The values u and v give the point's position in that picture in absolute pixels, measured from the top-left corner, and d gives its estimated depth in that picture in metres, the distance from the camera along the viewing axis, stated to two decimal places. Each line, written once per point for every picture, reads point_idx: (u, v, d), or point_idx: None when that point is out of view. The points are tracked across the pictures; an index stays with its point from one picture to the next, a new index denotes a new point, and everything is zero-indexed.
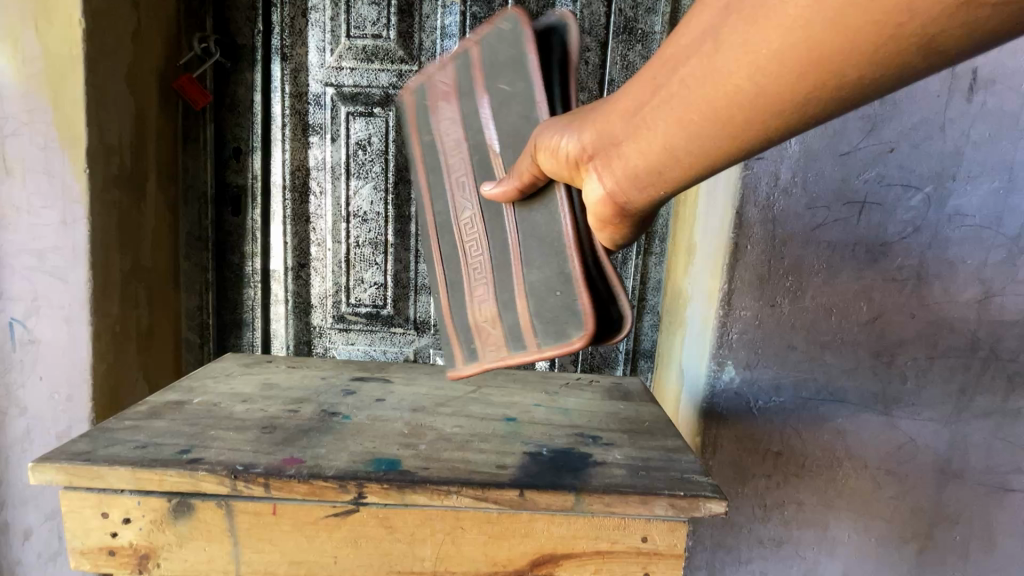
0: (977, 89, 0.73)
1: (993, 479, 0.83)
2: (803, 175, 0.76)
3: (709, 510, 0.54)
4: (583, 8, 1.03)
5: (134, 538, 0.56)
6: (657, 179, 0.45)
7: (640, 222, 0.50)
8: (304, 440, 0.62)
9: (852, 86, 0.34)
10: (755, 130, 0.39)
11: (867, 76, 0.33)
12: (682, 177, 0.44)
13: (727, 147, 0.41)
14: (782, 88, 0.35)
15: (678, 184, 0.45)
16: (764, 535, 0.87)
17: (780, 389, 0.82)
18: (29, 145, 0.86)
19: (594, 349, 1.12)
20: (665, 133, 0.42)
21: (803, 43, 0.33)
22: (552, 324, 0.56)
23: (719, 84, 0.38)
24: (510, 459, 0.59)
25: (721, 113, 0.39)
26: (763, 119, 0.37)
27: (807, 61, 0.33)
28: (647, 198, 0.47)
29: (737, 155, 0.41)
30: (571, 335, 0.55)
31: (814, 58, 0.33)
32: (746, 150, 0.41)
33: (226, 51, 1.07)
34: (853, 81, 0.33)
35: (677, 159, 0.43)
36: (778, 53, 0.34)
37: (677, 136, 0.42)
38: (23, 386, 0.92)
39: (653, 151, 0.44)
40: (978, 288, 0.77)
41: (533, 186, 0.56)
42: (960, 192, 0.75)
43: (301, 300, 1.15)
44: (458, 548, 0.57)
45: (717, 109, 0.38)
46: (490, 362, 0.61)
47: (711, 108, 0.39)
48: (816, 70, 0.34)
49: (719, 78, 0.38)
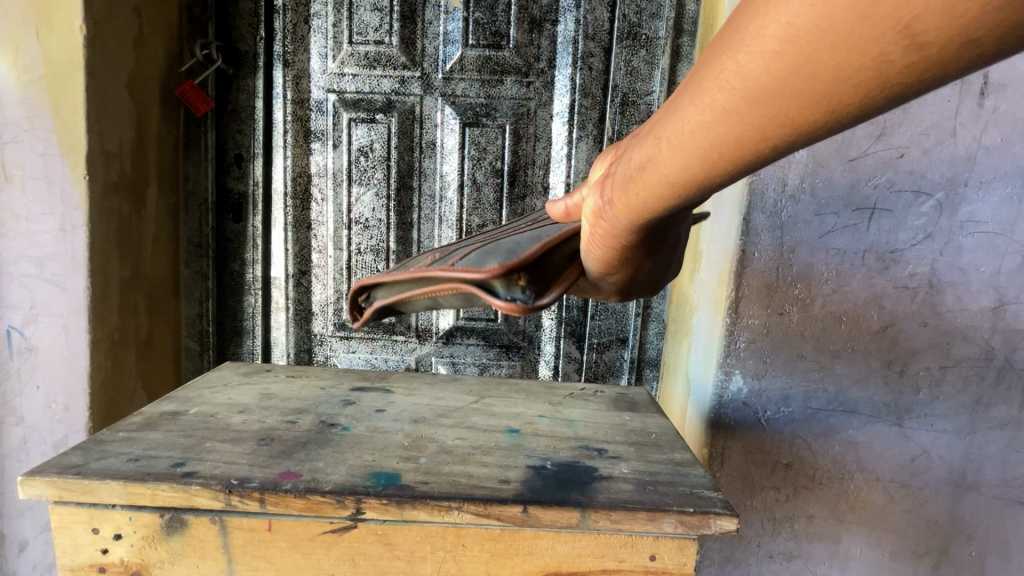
0: (988, 93, 0.71)
1: (1011, 493, 0.80)
2: (812, 181, 0.75)
3: (720, 528, 0.52)
4: (587, 14, 1.03)
5: (126, 555, 0.55)
6: (636, 181, 0.37)
7: (628, 243, 0.42)
8: (301, 452, 0.60)
9: (844, 86, 0.23)
10: (733, 136, 0.29)
11: (855, 74, 0.23)
12: (662, 191, 0.36)
13: (700, 154, 0.32)
14: (756, 78, 0.26)
15: (660, 199, 0.36)
16: (774, 550, 0.84)
17: (790, 399, 0.80)
18: (29, 152, 0.85)
19: (598, 358, 1.10)
20: (656, 135, 0.35)
21: (776, 23, 0.24)
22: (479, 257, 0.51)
23: (703, 76, 0.30)
24: (513, 474, 0.58)
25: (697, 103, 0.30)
26: (742, 121, 0.28)
27: (782, 43, 0.24)
28: (629, 211, 0.39)
29: (717, 168, 0.32)
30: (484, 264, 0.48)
31: (790, 43, 0.24)
32: (727, 162, 0.31)
33: (228, 57, 1.06)
34: (838, 77, 0.23)
35: (654, 159, 0.35)
36: (755, 32, 0.25)
37: (662, 129, 0.34)
38: (20, 395, 0.91)
39: (642, 148, 0.37)
40: (992, 296, 0.75)
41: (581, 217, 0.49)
42: (973, 198, 0.73)
43: (302, 307, 1.14)
44: (459, 565, 0.55)
45: (695, 106, 0.30)
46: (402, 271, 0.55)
47: (692, 105, 0.31)
48: (791, 57, 0.24)
49: (704, 60, 0.30)
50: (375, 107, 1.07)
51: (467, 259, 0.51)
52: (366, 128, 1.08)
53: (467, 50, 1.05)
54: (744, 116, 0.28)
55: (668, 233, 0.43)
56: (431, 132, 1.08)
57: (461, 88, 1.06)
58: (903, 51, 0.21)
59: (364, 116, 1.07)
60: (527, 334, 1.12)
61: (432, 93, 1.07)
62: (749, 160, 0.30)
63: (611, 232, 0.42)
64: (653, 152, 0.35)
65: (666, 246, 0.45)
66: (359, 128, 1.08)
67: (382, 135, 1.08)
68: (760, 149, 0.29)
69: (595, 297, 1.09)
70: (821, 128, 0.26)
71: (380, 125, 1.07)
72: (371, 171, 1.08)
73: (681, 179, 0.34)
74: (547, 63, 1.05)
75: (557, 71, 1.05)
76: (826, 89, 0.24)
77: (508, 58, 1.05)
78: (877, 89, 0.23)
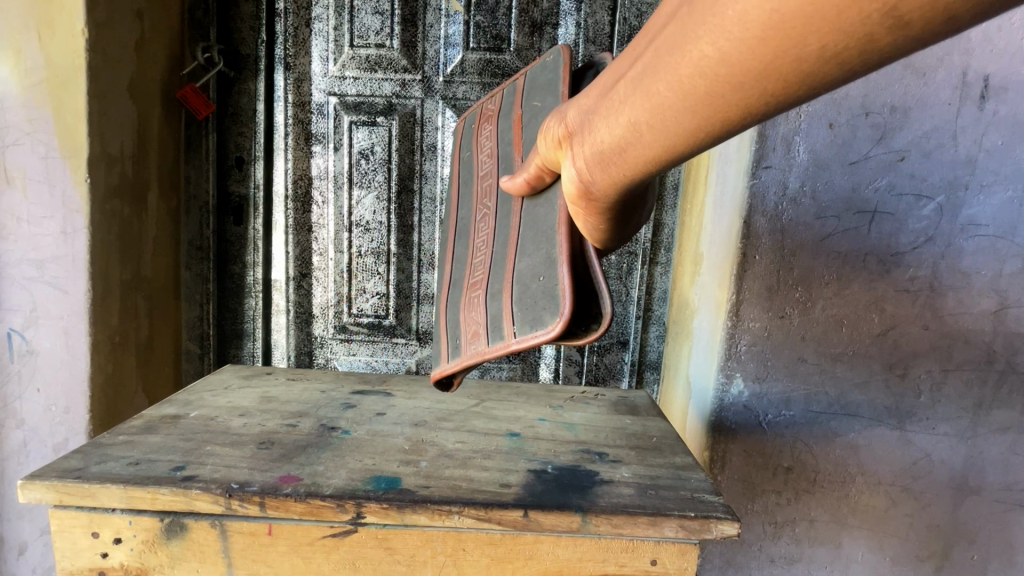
0: (988, 97, 0.71)
1: (1013, 496, 0.80)
2: (812, 184, 0.75)
3: (721, 532, 0.52)
4: (587, 17, 1.03)
5: (125, 560, 0.55)
6: (621, 161, 0.40)
7: (608, 212, 0.45)
8: (302, 456, 0.60)
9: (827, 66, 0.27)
10: (718, 112, 0.32)
11: (841, 53, 0.26)
12: (648, 161, 0.38)
13: (686, 131, 0.35)
14: (745, 61, 0.29)
15: (644, 169, 0.39)
16: (776, 553, 0.84)
17: (791, 402, 0.80)
18: (31, 155, 0.86)
19: (599, 361, 1.10)
20: (633, 110, 0.37)
21: (766, 9, 0.27)
22: (530, 311, 0.49)
23: (684, 56, 0.32)
24: (514, 477, 0.58)
25: (680, 85, 0.33)
26: (727, 100, 0.31)
27: (766, 30, 0.27)
28: (613, 182, 0.42)
29: (700, 141, 0.35)
30: (546, 322, 0.47)
31: (780, 30, 0.27)
32: (710, 135, 0.34)
33: (230, 60, 1.07)
34: (822, 58, 0.26)
35: (637, 136, 0.37)
36: (742, 18, 0.28)
37: (640, 107, 0.36)
38: (20, 398, 0.91)
39: (616, 124, 0.39)
40: (993, 299, 0.75)
41: (542, 181, 0.51)
42: (973, 201, 0.74)
43: (303, 310, 1.14)
44: (460, 570, 0.55)
45: (682, 85, 0.33)
46: (469, 358, 0.54)
47: (676, 84, 0.33)
48: (777, 41, 0.27)
49: (682, 40, 0.32)
50: (376, 110, 1.07)
51: (519, 322, 0.49)
52: (367, 131, 1.08)
53: (467, 53, 1.05)
54: (729, 93, 0.31)
55: (645, 194, 0.47)
56: (432, 135, 1.08)
57: (462, 91, 1.07)
58: (889, 29, 0.24)
59: (365, 119, 1.08)
60: None
61: (433, 96, 1.07)
62: (731, 130, 0.34)
63: (593, 207, 0.45)
64: (633, 129, 0.38)
65: (645, 205, 0.49)
66: (360, 130, 1.08)
67: (383, 138, 1.08)
68: (742, 122, 0.33)
69: None
70: (800, 99, 0.30)
71: (381, 128, 1.08)
72: (372, 174, 1.08)
73: (666, 153, 0.37)
74: None
75: None
76: (809, 70, 0.27)
77: (509, 61, 1.05)
78: (854, 67, 0.26)
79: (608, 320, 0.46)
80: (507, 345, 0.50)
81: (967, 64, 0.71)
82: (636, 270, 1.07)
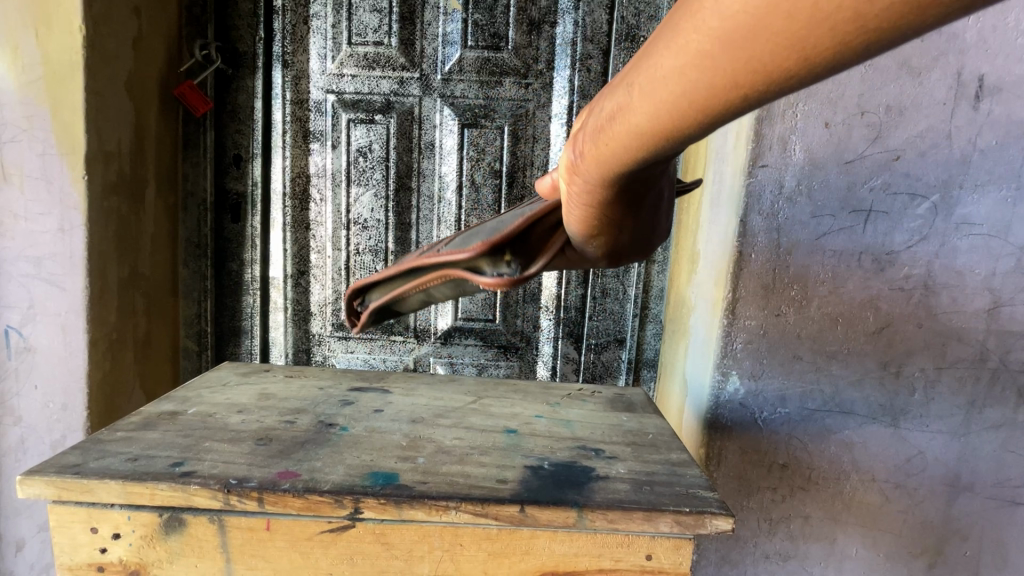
0: (983, 97, 0.72)
1: (1005, 493, 0.80)
2: (808, 183, 0.75)
3: (715, 528, 0.53)
4: (585, 16, 1.03)
5: (124, 555, 0.55)
6: (610, 135, 0.36)
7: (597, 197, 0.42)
8: (300, 452, 0.60)
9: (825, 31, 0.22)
10: (705, 84, 0.28)
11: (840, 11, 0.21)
12: (635, 139, 0.35)
13: (672, 105, 0.30)
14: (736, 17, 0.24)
15: (632, 148, 0.35)
16: (770, 549, 0.85)
17: (786, 399, 0.81)
18: (28, 152, 0.86)
19: (596, 358, 1.11)
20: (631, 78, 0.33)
21: None
22: (471, 237, 0.53)
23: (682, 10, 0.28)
24: (511, 473, 0.58)
25: (672, 47, 0.29)
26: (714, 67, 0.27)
27: None
28: (602, 161, 0.38)
29: (686, 120, 0.31)
30: (470, 244, 0.52)
31: None
32: (699, 115, 0.30)
33: (228, 58, 1.06)
34: (815, 17, 0.22)
35: (625, 107, 0.34)
36: None
37: (636, 76, 0.33)
38: (18, 395, 0.91)
39: (615, 96, 0.36)
40: (987, 298, 0.76)
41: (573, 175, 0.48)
42: (967, 201, 0.74)
43: (300, 307, 1.14)
44: (457, 565, 0.55)
45: (672, 48, 0.28)
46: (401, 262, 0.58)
47: (668, 47, 0.29)
48: None
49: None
50: (374, 108, 1.08)
51: (455, 242, 0.54)
52: (365, 129, 1.08)
53: (465, 51, 1.05)
54: (714, 60, 0.26)
55: (650, 188, 0.42)
56: (430, 133, 1.08)
57: (460, 89, 1.07)
58: None
59: (363, 117, 1.08)
60: (525, 335, 1.13)
61: (431, 94, 1.07)
62: (719, 111, 0.29)
63: (584, 189, 0.42)
64: (626, 100, 0.34)
65: (650, 202, 0.44)
66: (358, 128, 1.08)
67: (381, 136, 1.08)
68: (732, 100, 0.28)
69: (593, 298, 1.09)
70: (798, 76, 0.25)
71: (379, 126, 1.08)
72: (370, 171, 1.09)
73: (651, 129, 0.33)
74: (545, 65, 1.05)
75: (556, 73, 1.05)
76: (802, 35, 0.23)
77: (507, 59, 1.05)
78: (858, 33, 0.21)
79: (519, 279, 0.50)
80: (433, 253, 0.54)
81: (962, 64, 0.71)
82: (633, 268, 1.07)
